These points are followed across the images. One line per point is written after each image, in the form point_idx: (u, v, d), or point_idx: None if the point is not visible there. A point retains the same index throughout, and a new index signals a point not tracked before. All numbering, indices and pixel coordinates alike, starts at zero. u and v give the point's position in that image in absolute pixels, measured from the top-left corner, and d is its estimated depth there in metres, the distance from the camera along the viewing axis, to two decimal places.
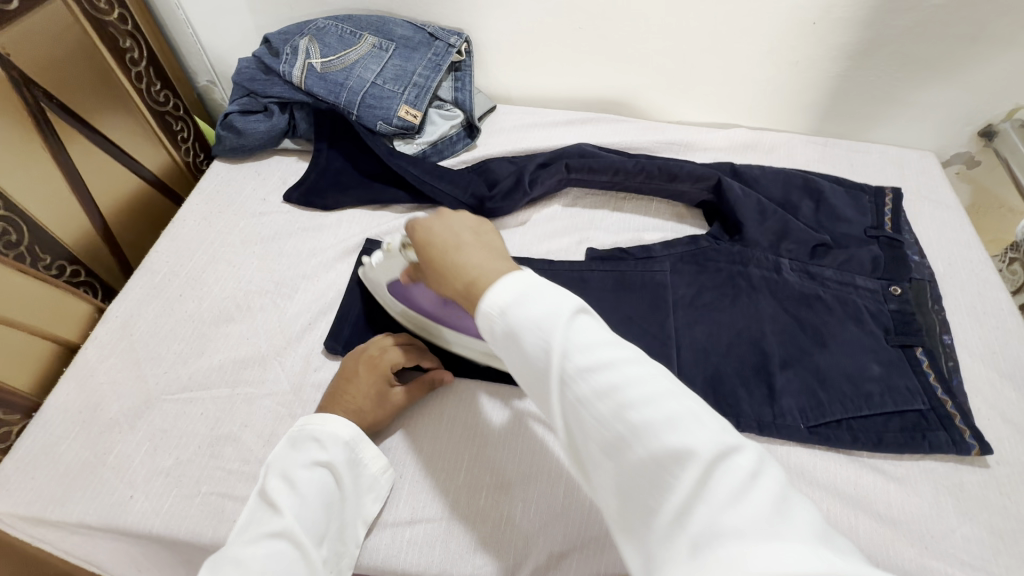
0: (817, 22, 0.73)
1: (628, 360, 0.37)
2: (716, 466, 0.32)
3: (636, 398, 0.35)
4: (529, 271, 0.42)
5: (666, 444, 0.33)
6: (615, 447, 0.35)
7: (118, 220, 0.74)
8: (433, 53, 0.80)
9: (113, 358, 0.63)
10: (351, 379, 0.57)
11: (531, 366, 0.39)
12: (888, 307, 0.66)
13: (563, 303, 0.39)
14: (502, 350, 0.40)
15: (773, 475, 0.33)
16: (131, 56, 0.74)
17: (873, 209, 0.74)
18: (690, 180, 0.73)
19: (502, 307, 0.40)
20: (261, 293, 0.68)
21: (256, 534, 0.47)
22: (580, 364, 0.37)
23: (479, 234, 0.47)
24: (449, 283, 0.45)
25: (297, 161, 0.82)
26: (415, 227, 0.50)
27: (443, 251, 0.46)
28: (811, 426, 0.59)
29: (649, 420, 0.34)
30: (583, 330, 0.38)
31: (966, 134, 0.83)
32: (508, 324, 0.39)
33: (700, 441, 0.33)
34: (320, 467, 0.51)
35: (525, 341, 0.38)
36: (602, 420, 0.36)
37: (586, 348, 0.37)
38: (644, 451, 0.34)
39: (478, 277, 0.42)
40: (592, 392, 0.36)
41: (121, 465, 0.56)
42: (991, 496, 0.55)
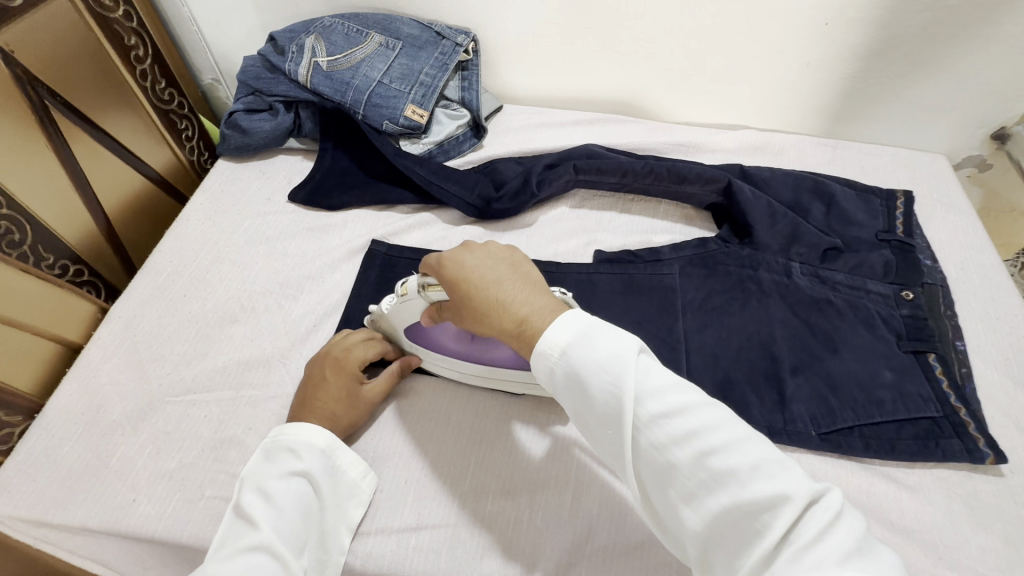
0: (830, 23, 0.72)
1: (700, 405, 0.38)
2: (807, 511, 0.33)
3: (715, 444, 0.36)
4: (584, 313, 0.42)
5: (753, 491, 0.34)
6: (696, 493, 0.36)
7: (121, 219, 0.74)
8: (440, 52, 0.79)
9: (115, 359, 0.62)
10: (320, 382, 0.57)
11: (602, 412, 0.39)
12: (901, 312, 0.65)
13: (627, 345, 0.40)
14: (567, 394, 0.41)
15: (854, 516, 0.34)
16: (137, 53, 0.73)
17: (885, 213, 0.73)
18: (700, 182, 0.72)
19: (562, 349, 0.41)
20: (266, 294, 0.67)
21: (234, 548, 0.46)
22: (654, 412, 0.37)
23: (515, 267, 0.47)
24: (494, 322, 0.44)
25: (302, 161, 0.81)
26: (441, 262, 0.48)
27: (482, 287, 0.45)
28: (823, 433, 0.58)
29: (731, 467, 0.35)
30: (650, 373, 0.39)
31: (978, 136, 0.82)
32: (573, 368, 0.40)
33: (791, 486, 0.34)
34: (297, 477, 0.51)
35: (592, 386, 0.39)
36: (682, 467, 0.36)
37: (658, 394, 0.38)
38: (729, 498, 0.35)
39: (528, 315, 0.43)
40: (667, 438, 0.37)
41: (123, 467, 0.56)
42: (1005, 506, 0.54)
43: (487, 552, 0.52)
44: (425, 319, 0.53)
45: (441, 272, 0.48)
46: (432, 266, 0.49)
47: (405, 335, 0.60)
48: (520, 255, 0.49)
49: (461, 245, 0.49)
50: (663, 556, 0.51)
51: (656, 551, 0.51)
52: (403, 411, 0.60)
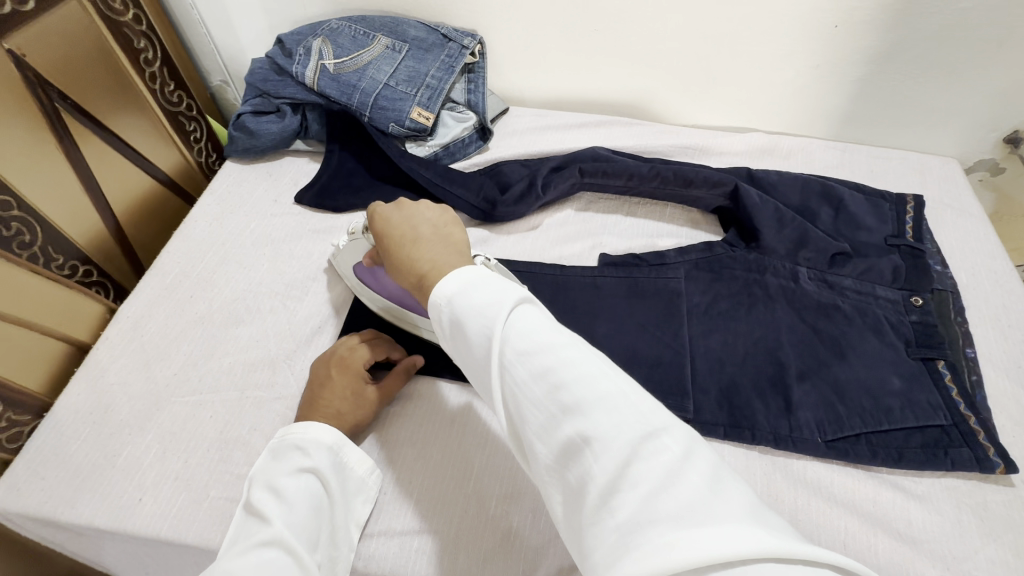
0: (840, 25, 0.71)
1: (565, 344, 0.36)
2: (646, 447, 0.31)
3: (569, 379, 0.34)
4: (480, 265, 0.42)
5: (594, 424, 0.32)
6: (547, 428, 0.34)
7: (130, 220, 0.74)
8: (447, 55, 0.79)
9: (124, 359, 0.63)
10: (325, 382, 0.57)
11: (473, 351, 0.38)
12: (910, 318, 0.64)
13: (505, 294, 0.38)
14: (449, 341, 0.40)
15: (704, 458, 0.32)
16: (146, 56, 0.73)
17: (894, 218, 0.72)
18: (706, 185, 0.72)
19: (449, 297, 0.40)
20: (271, 295, 0.68)
21: (248, 544, 0.45)
22: (519, 350, 0.36)
23: (437, 228, 0.48)
24: (403, 275, 0.45)
25: (309, 162, 0.82)
26: (374, 216, 0.51)
27: (400, 244, 0.47)
28: (829, 440, 0.57)
29: (580, 402, 0.33)
30: (523, 316, 0.38)
31: (990, 140, 0.81)
32: (454, 314, 0.39)
33: (633, 425, 0.32)
34: (306, 474, 0.51)
35: (468, 328, 0.38)
36: (535, 403, 0.34)
37: (525, 333, 0.37)
38: (574, 432, 0.33)
39: (429, 270, 0.43)
40: (527, 375, 0.35)
41: (130, 467, 0.56)
42: (1016, 517, 0.53)
43: (490, 556, 0.52)
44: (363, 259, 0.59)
45: (374, 225, 0.50)
46: (369, 215, 0.52)
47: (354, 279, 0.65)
48: (450, 219, 0.49)
49: (396, 203, 0.51)
50: None
51: None
52: (407, 413, 0.60)
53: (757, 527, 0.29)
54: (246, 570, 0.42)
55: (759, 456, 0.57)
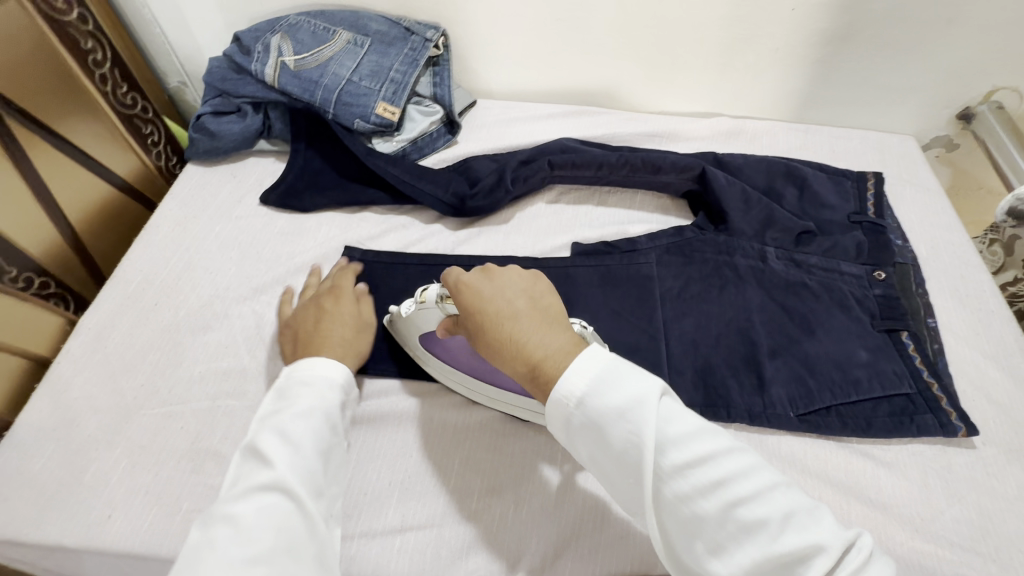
0: (796, 9, 0.73)
1: (724, 452, 0.38)
2: (841, 562, 0.34)
3: (741, 493, 0.36)
4: (603, 352, 0.42)
5: (783, 543, 0.34)
6: (725, 545, 0.35)
7: (88, 229, 0.72)
8: (410, 48, 0.78)
9: (87, 371, 0.61)
10: (324, 313, 0.59)
11: (621, 457, 0.39)
12: (874, 292, 0.66)
13: (647, 393, 0.39)
14: (584, 442, 0.40)
15: (877, 563, 0.35)
16: (94, 58, 0.70)
17: (856, 195, 0.74)
18: (674, 171, 0.73)
19: (578, 397, 0.40)
20: (239, 300, 0.66)
21: (245, 487, 0.43)
22: (678, 462, 0.37)
23: (534, 299, 0.46)
24: (508, 360, 0.44)
25: (274, 162, 0.80)
26: (459, 285, 0.48)
27: (499, 321, 0.45)
28: (801, 414, 0.59)
29: (761, 518, 0.35)
30: (674, 420, 0.38)
31: (944, 117, 0.84)
32: (591, 416, 0.39)
33: (826, 538, 0.34)
34: (316, 415, 0.49)
35: (614, 434, 0.39)
36: (709, 520, 0.36)
37: (682, 441, 0.38)
38: (760, 551, 0.34)
39: (542, 359, 0.42)
40: (695, 489, 0.36)
41: (100, 482, 0.55)
42: (979, 477, 0.56)
43: (472, 550, 0.52)
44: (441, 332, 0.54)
45: (460, 296, 0.48)
46: (452, 285, 0.49)
47: (420, 343, 0.59)
48: (541, 284, 0.48)
49: (480, 269, 0.49)
50: (646, 546, 0.51)
51: (640, 542, 0.51)
52: (385, 409, 0.59)
53: None
54: (247, 518, 0.40)
55: (735, 434, 0.58)
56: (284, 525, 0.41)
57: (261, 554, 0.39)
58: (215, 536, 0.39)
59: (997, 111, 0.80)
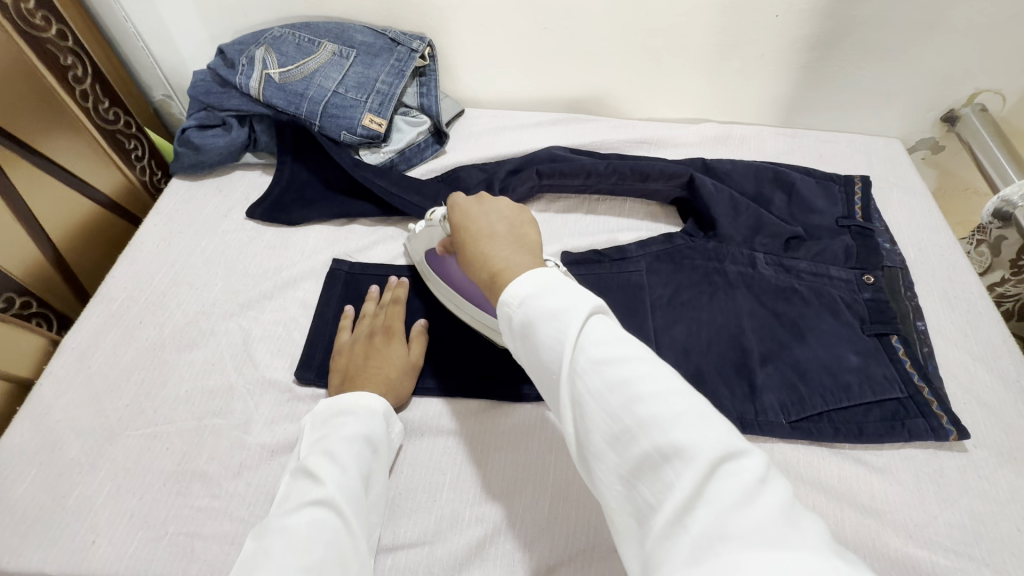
0: (780, 15, 0.73)
1: (641, 357, 0.36)
2: (727, 469, 0.31)
3: (643, 391, 0.34)
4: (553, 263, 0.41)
5: (671, 439, 0.32)
6: (620, 440, 0.34)
7: (70, 247, 0.72)
8: (396, 59, 0.77)
9: (71, 393, 0.60)
10: (375, 352, 0.60)
11: (542, 353, 0.38)
12: (863, 296, 0.66)
13: (579, 301, 0.38)
14: (518, 343, 0.40)
15: (779, 486, 0.31)
16: (74, 74, 0.69)
17: (844, 199, 0.74)
18: (663, 178, 0.73)
19: (522, 298, 0.40)
20: (226, 316, 0.65)
21: (298, 502, 0.47)
22: (592, 359, 0.36)
23: (513, 227, 0.48)
24: (475, 271, 0.46)
25: (260, 175, 0.79)
26: (454, 207, 0.52)
27: (476, 237, 0.47)
28: (793, 421, 0.59)
29: (657, 415, 0.33)
30: (599, 325, 0.37)
31: (929, 120, 0.84)
32: (526, 315, 0.39)
33: (722, 445, 0.32)
34: (360, 438, 0.51)
35: (542, 331, 0.38)
36: (608, 414, 0.34)
37: (601, 342, 0.37)
38: (649, 446, 0.32)
39: (502, 269, 0.43)
40: (601, 385, 0.35)
41: (83, 508, 0.53)
42: (970, 481, 0.56)
43: (464, 568, 0.51)
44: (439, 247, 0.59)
45: (452, 217, 0.52)
46: (448, 207, 0.53)
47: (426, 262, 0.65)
48: (526, 219, 0.50)
49: (474, 199, 0.53)
50: None
51: None
52: None
53: (834, 557, 0.28)
54: (297, 533, 0.44)
55: None
56: (333, 541, 0.45)
57: (312, 566, 0.43)
58: (270, 546, 0.44)
59: (981, 113, 0.80)
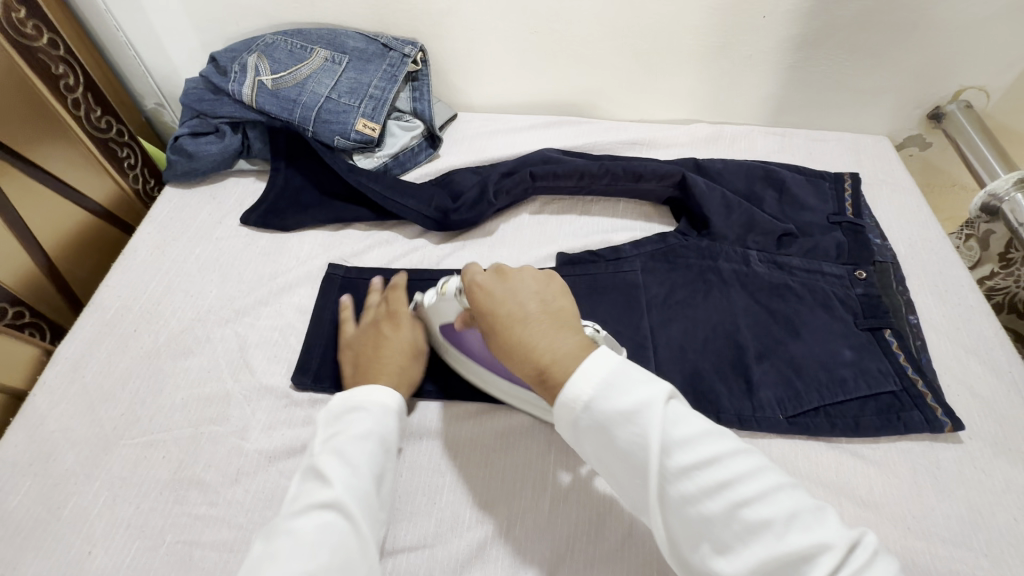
0: (767, 16, 0.74)
1: (730, 454, 0.40)
2: (841, 559, 0.35)
3: (745, 494, 0.38)
4: (609, 358, 0.44)
5: (785, 540, 0.36)
6: (730, 543, 0.37)
7: (63, 256, 0.71)
8: (388, 64, 0.78)
9: (65, 403, 0.59)
10: (381, 341, 0.59)
11: (629, 458, 0.41)
12: (856, 291, 0.66)
13: (654, 402, 0.41)
14: (597, 446, 0.43)
15: (877, 561, 0.36)
16: (66, 83, 0.69)
17: (834, 196, 0.75)
18: (656, 178, 0.74)
19: (586, 400, 0.43)
20: (221, 323, 0.65)
21: (305, 504, 0.45)
22: (683, 464, 0.39)
23: (543, 303, 0.49)
24: (517, 360, 0.48)
25: (254, 182, 0.79)
26: (475, 287, 0.51)
27: (510, 322, 0.48)
28: (790, 416, 0.59)
29: (766, 517, 0.37)
30: (679, 423, 0.41)
31: (916, 117, 0.86)
32: (601, 421, 0.42)
33: (831, 537, 0.36)
34: (371, 439, 0.50)
35: (622, 437, 0.41)
36: (717, 521, 0.37)
37: (685, 443, 0.40)
38: (765, 549, 0.36)
39: (549, 361, 0.46)
40: (699, 490, 0.38)
41: (79, 518, 0.53)
42: (966, 472, 0.56)
43: (465, 570, 0.51)
44: (459, 321, 0.55)
45: (474, 298, 0.51)
46: (467, 288, 0.52)
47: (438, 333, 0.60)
48: (550, 288, 0.51)
49: (495, 272, 0.52)
50: (641, 555, 0.51)
51: (636, 552, 0.51)
52: None
53: None
54: (306, 536, 0.43)
55: None
56: (340, 544, 0.44)
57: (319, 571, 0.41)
58: (277, 549, 0.42)
59: (966, 110, 0.82)
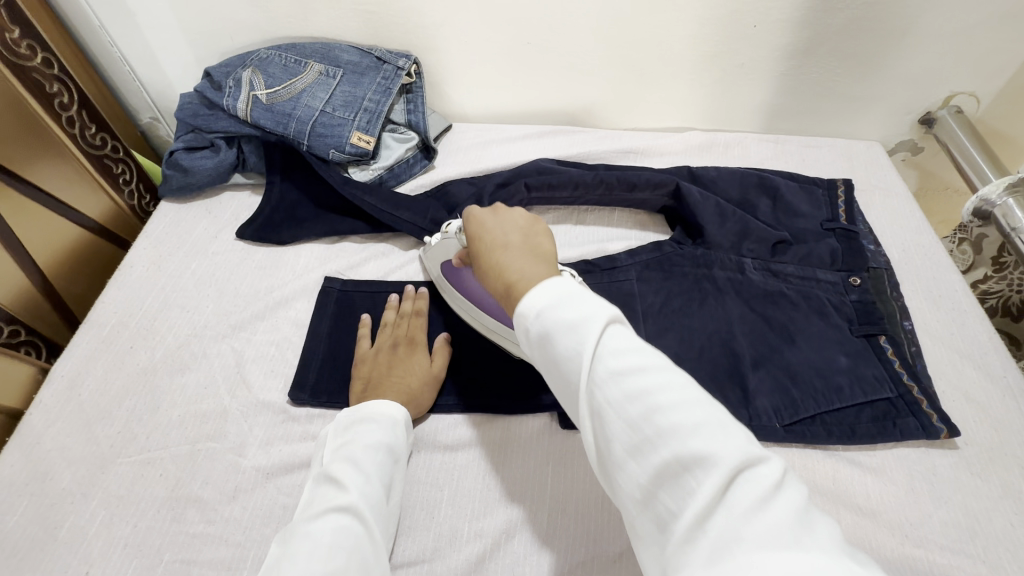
0: (758, 25, 0.75)
1: (659, 366, 0.36)
2: (744, 476, 0.31)
3: (663, 402, 0.34)
4: (567, 276, 0.41)
5: (691, 449, 0.32)
6: (639, 448, 0.34)
7: (58, 273, 0.71)
8: (383, 77, 0.78)
9: (61, 422, 0.59)
10: (397, 362, 0.60)
11: (558, 366, 0.38)
12: (850, 298, 0.67)
13: (595, 312, 0.38)
14: (535, 354, 0.40)
15: (796, 489, 0.32)
16: (61, 101, 0.69)
17: (827, 202, 0.75)
18: (650, 187, 0.74)
19: (538, 310, 0.39)
20: (218, 338, 0.65)
21: (321, 508, 0.47)
22: (610, 370, 0.36)
23: (528, 237, 0.48)
24: (490, 280, 0.46)
25: (249, 196, 0.79)
26: (470, 220, 0.52)
27: (490, 249, 0.48)
28: (786, 425, 0.59)
29: (678, 425, 0.33)
30: (616, 335, 0.37)
31: (907, 122, 0.86)
32: (541, 326, 0.39)
33: (745, 453, 0.32)
34: (382, 448, 0.52)
35: (557, 342, 0.38)
36: (627, 424, 0.34)
37: (617, 352, 0.36)
38: (669, 453, 0.32)
39: (516, 279, 0.43)
40: (620, 395, 0.35)
41: (75, 538, 0.53)
42: (963, 477, 0.56)
43: None
44: (454, 261, 0.59)
45: (468, 229, 0.52)
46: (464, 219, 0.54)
47: (443, 275, 0.66)
48: (541, 228, 0.49)
49: (491, 211, 0.53)
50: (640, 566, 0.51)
51: (635, 563, 0.51)
52: None
53: (852, 561, 0.28)
54: (323, 539, 0.44)
55: None
56: (357, 548, 0.45)
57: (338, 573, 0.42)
58: (295, 552, 0.43)
59: (957, 115, 0.82)
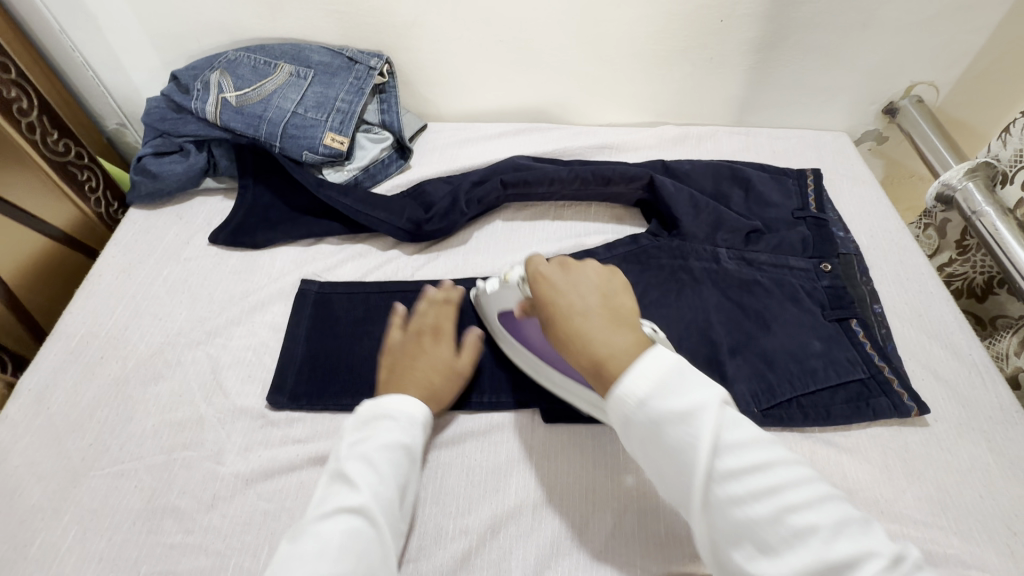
0: (725, 20, 0.76)
1: (779, 462, 0.39)
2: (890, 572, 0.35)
3: (794, 500, 0.37)
4: (665, 355, 0.43)
5: (834, 549, 0.35)
6: (772, 545, 0.37)
7: (22, 283, 0.70)
8: (355, 77, 0.78)
9: (30, 436, 0.58)
10: (420, 353, 0.59)
11: (674, 456, 0.41)
12: (822, 284, 0.68)
13: (707, 402, 0.41)
14: (642, 441, 0.42)
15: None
16: (20, 106, 0.67)
17: (798, 192, 0.77)
18: (625, 181, 0.75)
19: (640, 397, 0.42)
20: (192, 345, 0.64)
21: (333, 508, 0.46)
22: (731, 467, 0.39)
23: (606, 298, 0.48)
24: (574, 352, 0.47)
25: (221, 200, 0.78)
26: (538, 277, 0.51)
27: (569, 314, 0.47)
28: (764, 409, 0.60)
29: (812, 523, 0.36)
30: (731, 428, 0.40)
31: (872, 112, 0.89)
32: (648, 415, 0.41)
33: (875, 545, 0.36)
34: (400, 449, 0.51)
35: (669, 432, 0.41)
36: (761, 520, 0.37)
37: (735, 448, 0.39)
38: (812, 556, 0.36)
39: (606, 356, 0.45)
40: (746, 492, 0.38)
41: (47, 555, 0.51)
42: (933, 453, 0.58)
43: None
44: (516, 309, 0.55)
45: (536, 286, 0.51)
46: (530, 276, 0.51)
47: (499, 320, 0.61)
48: (617, 284, 0.50)
49: (557, 263, 0.52)
50: (623, 558, 0.51)
51: (618, 554, 0.51)
52: None
53: None
54: (331, 543, 0.43)
55: None
56: (367, 551, 0.44)
57: None
58: (302, 552, 0.43)
59: (918, 104, 0.84)
